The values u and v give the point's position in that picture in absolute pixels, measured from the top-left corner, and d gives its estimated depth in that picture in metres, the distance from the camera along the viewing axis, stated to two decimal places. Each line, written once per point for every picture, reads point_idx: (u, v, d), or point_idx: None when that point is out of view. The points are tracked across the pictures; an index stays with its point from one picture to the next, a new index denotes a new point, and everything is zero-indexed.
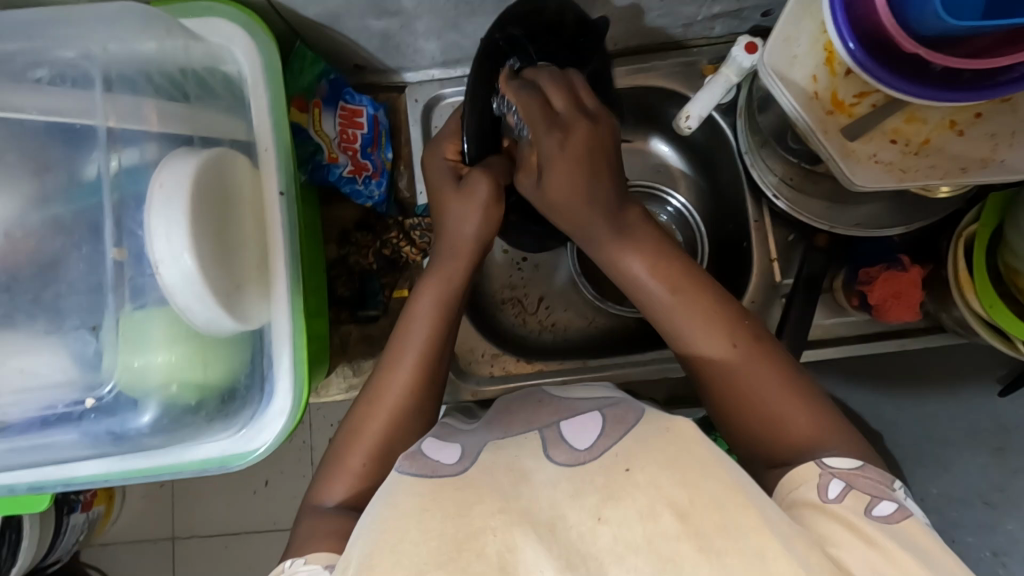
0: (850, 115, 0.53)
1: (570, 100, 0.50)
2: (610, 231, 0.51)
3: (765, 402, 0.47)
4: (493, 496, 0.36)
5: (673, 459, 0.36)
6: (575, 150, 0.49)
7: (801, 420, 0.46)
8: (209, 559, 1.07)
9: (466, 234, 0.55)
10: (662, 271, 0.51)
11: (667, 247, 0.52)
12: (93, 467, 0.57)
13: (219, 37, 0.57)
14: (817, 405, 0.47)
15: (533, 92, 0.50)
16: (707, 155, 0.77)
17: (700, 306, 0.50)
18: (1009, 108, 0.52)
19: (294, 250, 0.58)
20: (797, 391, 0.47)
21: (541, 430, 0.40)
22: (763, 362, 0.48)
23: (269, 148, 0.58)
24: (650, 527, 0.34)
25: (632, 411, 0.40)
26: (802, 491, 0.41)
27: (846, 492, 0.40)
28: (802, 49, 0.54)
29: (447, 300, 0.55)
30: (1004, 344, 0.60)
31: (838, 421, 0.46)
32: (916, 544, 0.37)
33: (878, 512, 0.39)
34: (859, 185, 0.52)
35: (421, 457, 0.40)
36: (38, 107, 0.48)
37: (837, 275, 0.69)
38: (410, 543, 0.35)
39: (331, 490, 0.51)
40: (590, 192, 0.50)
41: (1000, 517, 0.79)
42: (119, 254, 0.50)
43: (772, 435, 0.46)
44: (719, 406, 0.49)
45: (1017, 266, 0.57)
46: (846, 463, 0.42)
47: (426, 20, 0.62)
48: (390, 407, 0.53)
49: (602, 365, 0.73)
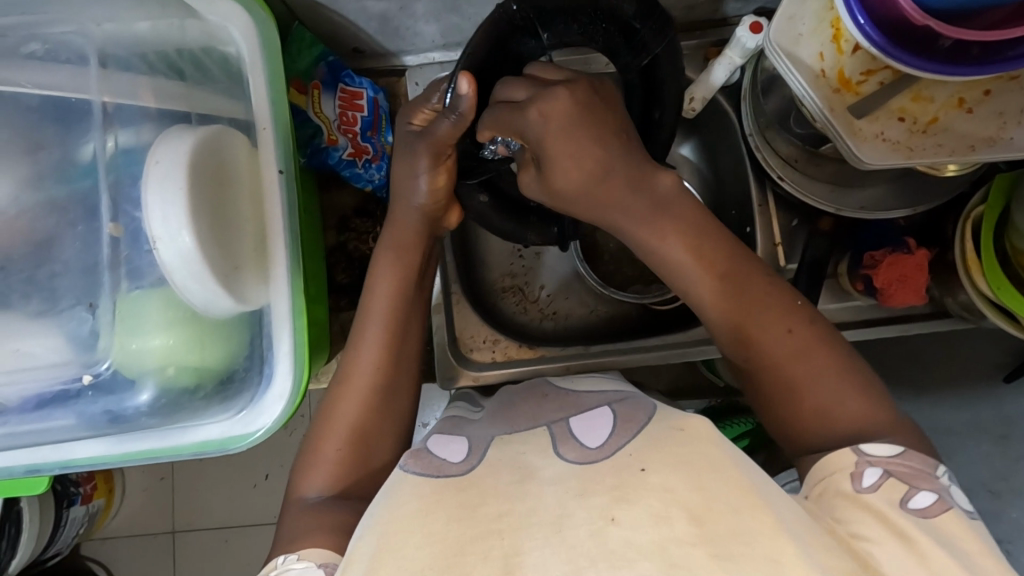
0: (857, 94, 0.52)
1: (534, 82, 0.48)
2: (647, 204, 0.48)
3: (813, 391, 0.45)
4: (497, 498, 0.35)
5: (687, 460, 0.35)
6: (558, 123, 0.46)
7: (853, 406, 0.44)
8: (210, 553, 1.06)
9: (410, 205, 0.55)
10: (705, 251, 0.48)
11: (705, 223, 0.49)
12: (91, 449, 0.55)
13: (216, 16, 0.54)
14: (870, 393, 0.45)
15: (496, 106, 0.47)
16: (708, 140, 0.77)
17: (749, 290, 0.48)
18: (1018, 86, 0.51)
19: (294, 232, 0.57)
20: (850, 378, 0.45)
21: (551, 425, 0.41)
22: (819, 348, 0.46)
23: (268, 126, 0.56)
24: (663, 532, 0.32)
25: (641, 411, 0.41)
26: (836, 479, 0.40)
27: (884, 480, 0.39)
28: (807, 28, 0.53)
29: (405, 275, 0.56)
30: (1010, 325, 0.59)
31: (889, 410, 0.44)
32: (954, 541, 0.37)
33: (915, 504, 0.38)
34: (867, 163, 0.51)
35: (425, 456, 0.40)
36: (33, 81, 0.48)
37: (841, 261, 0.69)
38: (410, 547, 0.34)
39: (310, 480, 0.51)
40: (603, 159, 0.47)
41: (1004, 505, 0.78)
42: (114, 229, 0.49)
43: (822, 424, 0.45)
44: (766, 390, 0.47)
45: (1022, 246, 0.57)
46: (887, 450, 0.41)
47: (426, 2, 0.61)
48: (360, 388, 0.53)
49: (603, 351, 0.72)
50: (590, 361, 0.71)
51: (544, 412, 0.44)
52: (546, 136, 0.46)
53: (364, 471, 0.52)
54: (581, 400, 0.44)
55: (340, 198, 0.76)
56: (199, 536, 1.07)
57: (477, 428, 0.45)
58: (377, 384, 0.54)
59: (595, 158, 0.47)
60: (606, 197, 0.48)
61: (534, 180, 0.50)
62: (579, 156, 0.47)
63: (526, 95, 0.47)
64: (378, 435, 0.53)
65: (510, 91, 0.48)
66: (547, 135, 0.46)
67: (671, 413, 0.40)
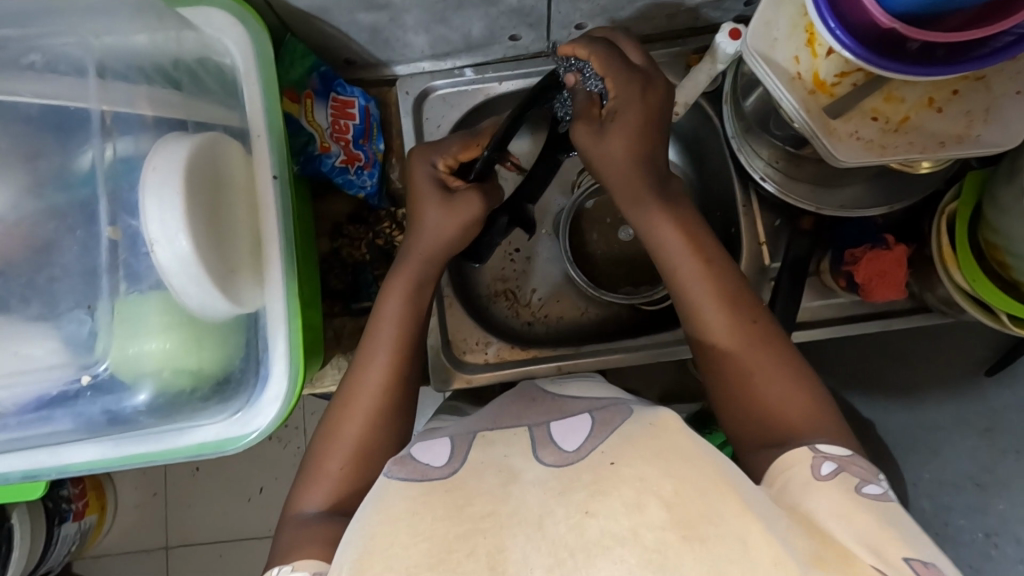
0: (831, 95, 0.54)
1: (644, 54, 0.56)
2: (658, 200, 0.54)
3: (767, 390, 0.49)
4: (483, 499, 0.37)
5: (658, 453, 0.37)
6: (652, 98, 0.54)
7: (800, 406, 0.48)
8: (203, 567, 1.06)
9: (435, 242, 0.58)
10: (690, 230, 0.54)
11: (691, 216, 0.55)
12: (88, 453, 0.57)
13: (211, 28, 0.57)
14: (814, 395, 0.49)
15: (607, 47, 0.55)
16: (691, 144, 0.79)
17: (721, 286, 0.52)
18: (983, 86, 0.53)
19: (288, 235, 0.59)
20: (797, 377, 0.50)
21: (530, 429, 0.43)
22: (764, 346, 0.51)
23: (262, 134, 0.58)
24: (636, 519, 0.34)
25: (619, 414, 0.42)
26: (793, 469, 0.43)
27: (837, 471, 0.42)
28: (782, 32, 0.55)
29: (413, 299, 0.57)
30: (989, 318, 0.61)
31: (831, 412, 0.48)
32: (904, 522, 0.38)
33: (868, 491, 0.40)
34: (843, 161, 0.53)
35: (409, 462, 0.41)
36: (33, 91, 0.50)
37: (823, 258, 0.71)
38: (399, 547, 0.35)
39: (309, 495, 0.51)
40: (647, 156, 0.53)
41: (991, 498, 0.77)
42: (113, 233, 0.50)
43: (770, 418, 0.48)
44: (716, 378, 0.52)
45: (996, 241, 0.58)
46: (839, 449, 0.44)
47: (415, 13, 0.63)
48: (364, 409, 0.54)
49: (594, 352, 0.73)
50: (583, 361, 0.72)
51: (528, 415, 0.45)
52: (631, 108, 0.53)
53: (362, 482, 0.52)
54: (569, 406, 0.45)
55: (335, 205, 0.77)
56: (194, 551, 1.06)
57: (458, 430, 0.46)
58: (382, 402, 0.55)
59: (647, 143, 0.53)
60: (638, 171, 0.53)
61: (587, 133, 0.54)
62: (634, 136, 0.52)
63: (638, 63, 0.55)
64: (384, 451, 0.54)
65: (625, 51, 0.56)
66: (638, 101, 0.53)
67: (647, 412, 0.41)
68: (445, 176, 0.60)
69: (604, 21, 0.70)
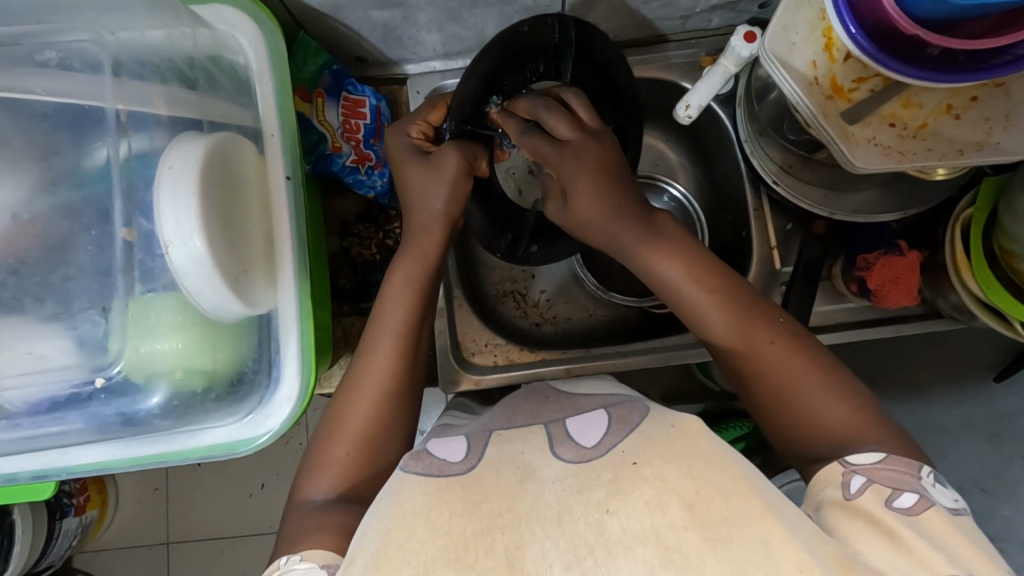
0: (849, 100, 0.54)
1: (576, 124, 0.52)
2: (639, 232, 0.50)
3: (805, 397, 0.46)
4: (502, 496, 0.36)
5: (682, 454, 0.36)
6: (587, 164, 0.51)
7: (840, 415, 0.45)
8: (202, 562, 1.06)
9: (433, 206, 0.55)
10: (695, 270, 0.49)
11: (697, 249, 0.51)
12: (95, 454, 0.57)
13: (225, 25, 0.57)
14: (852, 395, 0.46)
15: (537, 132, 0.53)
16: (703, 145, 0.79)
17: (738, 306, 0.48)
18: (1003, 93, 0.53)
19: (300, 236, 0.59)
20: (841, 388, 0.46)
21: (547, 425, 0.42)
22: (797, 356, 0.47)
23: (275, 131, 0.58)
24: (657, 518, 0.33)
25: (637, 411, 0.42)
26: (827, 490, 0.42)
27: (867, 486, 0.40)
28: (800, 36, 0.55)
29: (419, 282, 0.55)
30: (1003, 326, 0.60)
31: (879, 420, 0.45)
32: (932, 532, 0.37)
33: (900, 504, 0.39)
34: (860, 168, 0.53)
35: (427, 457, 0.41)
36: (48, 89, 0.49)
37: (835, 263, 0.70)
38: (416, 541, 0.34)
39: (317, 481, 0.51)
40: (613, 197, 0.50)
41: (996, 503, 0.74)
42: (128, 234, 0.50)
43: (811, 431, 0.46)
44: (759, 402, 0.48)
45: (1012, 249, 0.58)
46: (870, 457, 0.42)
47: (428, 11, 0.63)
48: (372, 393, 0.53)
49: (605, 355, 0.72)
50: (592, 364, 0.72)
51: (543, 412, 0.45)
52: (579, 169, 0.50)
53: (372, 470, 0.52)
54: (581, 403, 0.45)
55: (343, 204, 0.77)
56: (194, 547, 1.06)
57: (474, 428, 0.45)
58: (390, 385, 0.53)
59: (614, 189, 0.50)
60: (619, 220, 0.50)
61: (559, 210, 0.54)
62: (597, 191, 0.50)
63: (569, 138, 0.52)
64: (393, 436, 0.53)
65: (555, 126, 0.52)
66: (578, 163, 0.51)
67: (666, 414, 0.41)
68: (423, 144, 0.59)
69: (619, 21, 0.69)
